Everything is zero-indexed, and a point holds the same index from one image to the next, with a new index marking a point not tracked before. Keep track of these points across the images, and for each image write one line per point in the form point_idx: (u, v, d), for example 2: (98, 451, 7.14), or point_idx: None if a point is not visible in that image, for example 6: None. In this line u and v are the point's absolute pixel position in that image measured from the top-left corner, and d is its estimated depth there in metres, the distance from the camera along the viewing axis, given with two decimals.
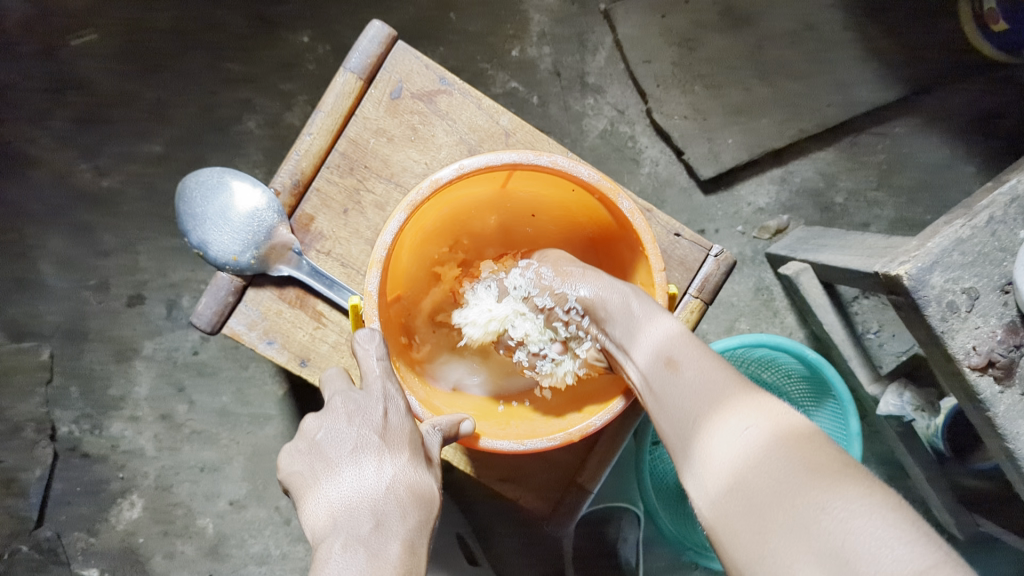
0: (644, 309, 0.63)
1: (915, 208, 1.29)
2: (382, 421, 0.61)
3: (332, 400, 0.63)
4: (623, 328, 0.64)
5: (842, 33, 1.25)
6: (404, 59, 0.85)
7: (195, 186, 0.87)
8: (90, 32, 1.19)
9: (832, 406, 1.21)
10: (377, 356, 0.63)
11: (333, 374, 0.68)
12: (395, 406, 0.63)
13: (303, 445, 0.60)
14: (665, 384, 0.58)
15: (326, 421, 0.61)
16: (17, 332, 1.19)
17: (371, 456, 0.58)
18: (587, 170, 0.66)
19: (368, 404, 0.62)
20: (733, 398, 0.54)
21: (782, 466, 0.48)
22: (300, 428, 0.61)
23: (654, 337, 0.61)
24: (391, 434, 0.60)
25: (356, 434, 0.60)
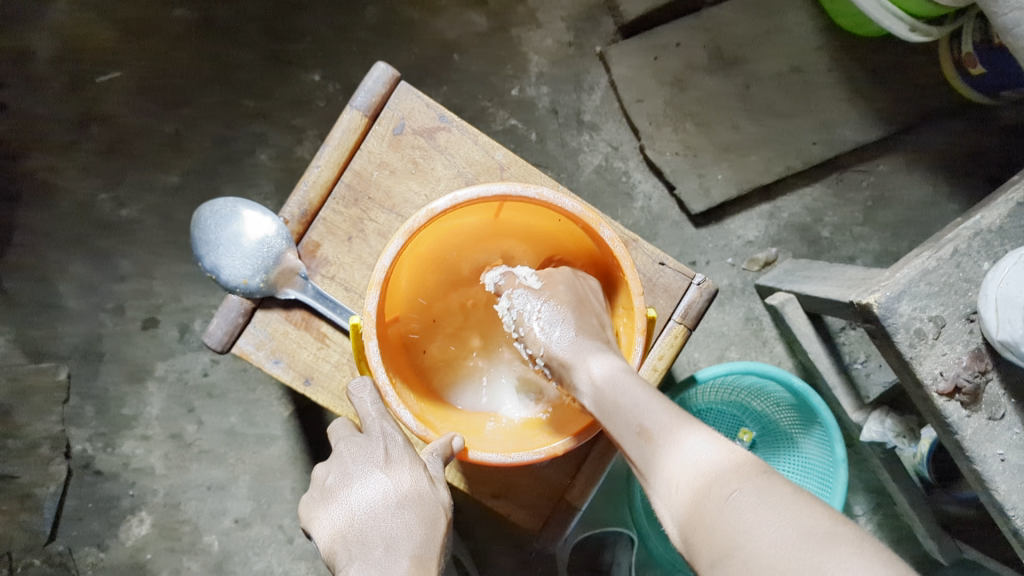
0: (610, 369, 0.68)
1: (898, 242, 1.34)
2: (385, 456, 0.66)
3: (337, 446, 0.68)
4: (592, 387, 0.68)
5: (827, 75, 1.30)
6: (406, 98, 0.91)
7: (209, 214, 0.93)
8: (114, 70, 1.26)
9: (820, 433, 1.25)
10: None
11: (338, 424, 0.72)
12: (394, 440, 0.68)
13: (318, 489, 0.66)
14: (647, 456, 0.60)
15: (335, 466, 0.67)
16: (36, 353, 1.25)
17: (378, 488, 0.64)
18: (572, 202, 0.71)
19: (369, 443, 0.67)
20: (700, 451, 0.58)
21: (771, 528, 0.50)
22: (311, 475, 0.67)
23: (620, 393, 0.65)
24: (393, 463, 0.66)
25: (363, 471, 0.65)
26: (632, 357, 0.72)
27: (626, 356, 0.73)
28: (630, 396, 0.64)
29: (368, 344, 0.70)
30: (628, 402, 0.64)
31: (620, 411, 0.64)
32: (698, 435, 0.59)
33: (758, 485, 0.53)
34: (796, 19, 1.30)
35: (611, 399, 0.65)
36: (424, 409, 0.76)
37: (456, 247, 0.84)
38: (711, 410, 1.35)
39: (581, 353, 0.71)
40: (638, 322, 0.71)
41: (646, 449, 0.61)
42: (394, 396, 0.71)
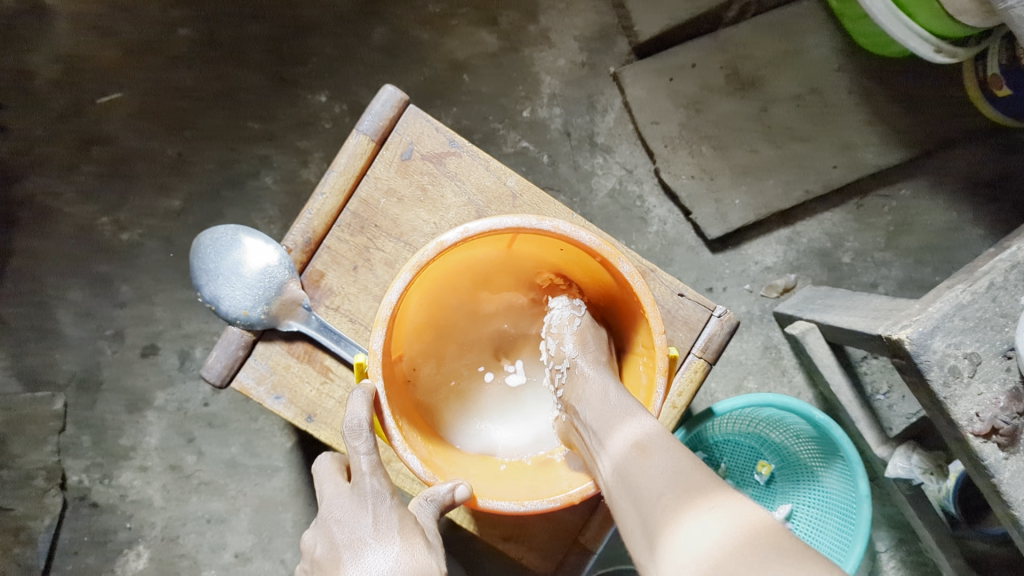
0: (627, 411, 0.64)
1: (922, 269, 1.29)
2: (373, 524, 0.61)
3: (324, 509, 0.64)
4: (612, 441, 0.63)
5: (847, 97, 1.26)
6: (414, 122, 0.88)
7: (209, 242, 0.89)
8: (115, 90, 1.23)
9: (842, 467, 1.20)
10: (365, 453, 0.63)
11: (325, 464, 0.68)
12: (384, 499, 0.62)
13: (310, 555, 0.63)
14: (631, 465, 0.59)
15: (324, 531, 0.63)
16: (33, 381, 1.21)
17: (365, 564, 0.59)
18: (588, 235, 0.67)
19: (357, 508, 0.62)
20: (711, 507, 0.51)
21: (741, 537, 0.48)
22: (301, 547, 0.64)
23: (639, 447, 0.60)
24: (381, 530, 0.61)
25: (350, 540, 0.61)
26: (654, 399, 0.67)
27: (647, 397, 0.69)
28: (649, 453, 0.59)
29: (375, 385, 0.66)
30: (647, 459, 0.59)
31: (635, 468, 0.59)
32: (713, 491, 0.53)
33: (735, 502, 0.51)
34: (817, 38, 1.26)
35: (628, 455, 0.60)
36: (432, 452, 0.72)
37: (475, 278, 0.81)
38: (728, 441, 1.31)
39: (608, 400, 0.67)
40: (660, 361, 0.67)
41: (657, 507, 0.55)
42: (402, 440, 0.67)
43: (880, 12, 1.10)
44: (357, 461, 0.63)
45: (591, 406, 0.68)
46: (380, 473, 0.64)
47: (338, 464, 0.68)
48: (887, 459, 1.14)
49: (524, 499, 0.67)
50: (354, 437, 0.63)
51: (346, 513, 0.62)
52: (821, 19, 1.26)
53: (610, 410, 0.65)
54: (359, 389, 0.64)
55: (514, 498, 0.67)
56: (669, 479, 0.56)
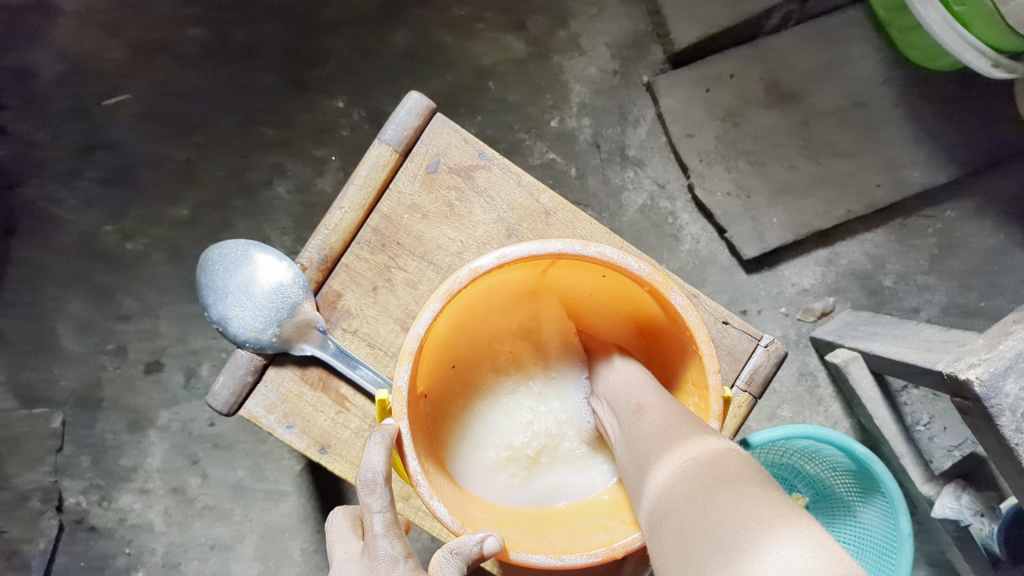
0: (637, 384, 0.64)
1: (968, 294, 1.22)
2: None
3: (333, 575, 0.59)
4: (636, 431, 0.59)
5: (893, 111, 1.19)
6: (442, 132, 0.81)
7: (218, 258, 0.82)
8: (124, 93, 1.17)
9: (882, 503, 1.12)
10: (377, 512, 0.58)
11: (339, 519, 0.63)
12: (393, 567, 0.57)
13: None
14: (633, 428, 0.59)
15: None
16: (30, 397, 1.15)
17: None
18: (637, 262, 0.61)
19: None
20: (770, 520, 0.40)
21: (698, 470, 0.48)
22: None
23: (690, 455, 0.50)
24: None
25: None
26: None
27: None
28: (705, 459, 0.48)
29: (399, 426, 0.60)
30: (704, 463, 0.48)
31: (685, 474, 0.48)
32: (791, 511, 0.41)
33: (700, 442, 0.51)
34: (862, 49, 1.19)
35: (679, 462, 0.50)
36: (460, 496, 0.65)
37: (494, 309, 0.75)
38: None
39: (651, 410, 0.59)
40: (715, 404, 0.61)
41: (684, 511, 0.46)
42: (428, 486, 0.60)
43: (934, 21, 1.04)
44: (371, 521, 0.58)
45: (619, 399, 0.64)
46: (393, 531, 0.58)
47: (352, 518, 0.64)
48: (932, 499, 1.05)
49: (560, 552, 0.60)
50: (368, 495, 0.58)
51: None
52: (867, 29, 1.19)
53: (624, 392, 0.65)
54: (378, 432, 0.58)
55: (551, 551, 0.60)
56: (728, 488, 0.44)
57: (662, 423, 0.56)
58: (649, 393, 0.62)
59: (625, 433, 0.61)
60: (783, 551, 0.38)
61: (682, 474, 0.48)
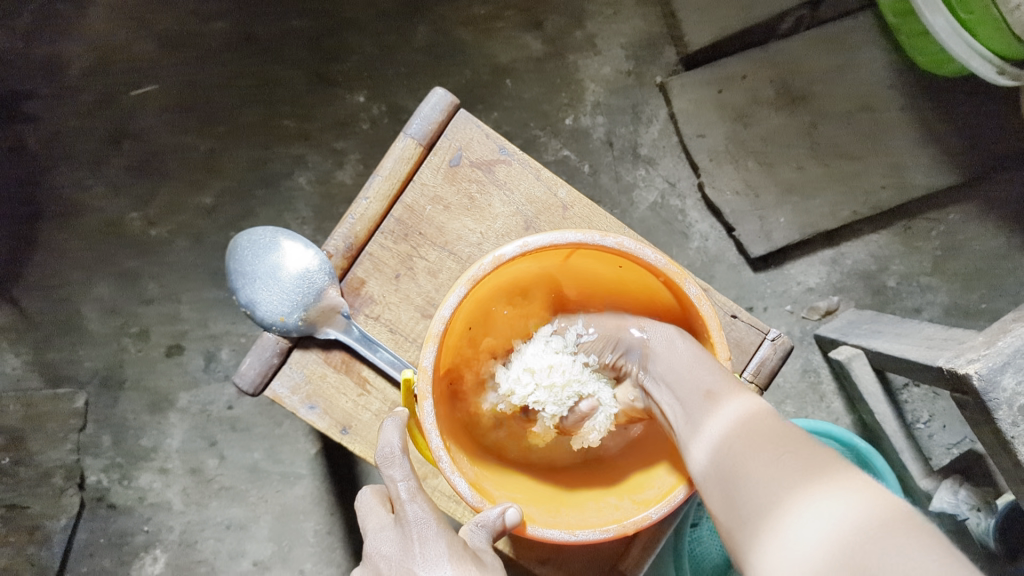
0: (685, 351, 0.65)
1: (969, 296, 1.25)
2: (420, 552, 0.60)
3: (370, 546, 0.63)
4: (702, 406, 0.62)
5: (899, 116, 1.22)
6: (464, 127, 0.85)
7: (246, 244, 0.85)
8: (151, 83, 1.20)
9: None
10: (401, 480, 0.62)
11: (366, 494, 0.67)
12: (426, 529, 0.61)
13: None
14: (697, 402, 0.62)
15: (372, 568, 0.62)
16: (55, 377, 1.19)
17: None
18: (654, 253, 0.64)
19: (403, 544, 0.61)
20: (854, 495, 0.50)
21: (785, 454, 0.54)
22: None
23: (752, 426, 0.57)
24: (428, 564, 0.59)
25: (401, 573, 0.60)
26: None
27: None
28: (766, 432, 0.56)
29: (422, 405, 0.63)
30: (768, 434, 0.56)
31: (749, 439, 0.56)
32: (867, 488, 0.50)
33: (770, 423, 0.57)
34: (871, 54, 1.22)
35: (762, 440, 0.56)
36: (478, 473, 0.68)
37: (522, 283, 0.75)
38: None
39: (714, 389, 0.61)
40: None
41: (775, 483, 0.53)
42: (449, 463, 0.63)
43: (941, 28, 1.07)
44: (396, 490, 0.62)
45: (673, 370, 0.66)
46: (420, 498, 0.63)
47: (379, 494, 0.67)
48: (932, 493, 1.08)
49: (574, 528, 0.63)
50: (390, 463, 0.62)
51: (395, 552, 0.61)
52: (876, 35, 1.22)
53: (675, 361, 0.66)
54: (392, 416, 0.64)
55: (565, 526, 0.63)
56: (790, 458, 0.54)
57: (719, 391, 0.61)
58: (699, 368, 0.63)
59: (687, 406, 0.63)
60: (864, 513, 0.48)
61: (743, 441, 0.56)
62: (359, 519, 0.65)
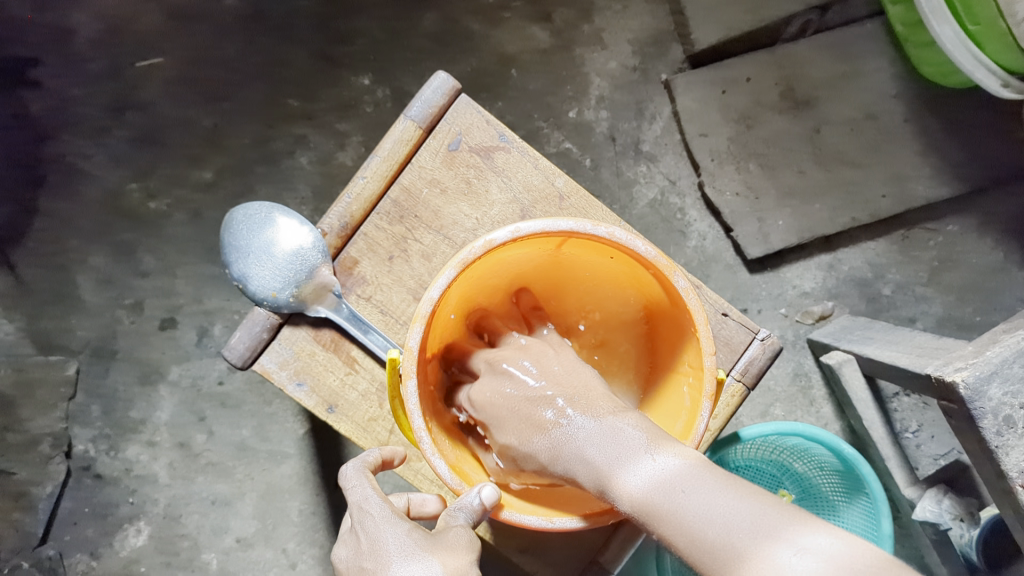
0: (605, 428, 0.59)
1: (964, 308, 1.25)
2: (369, 550, 0.60)
3: (340, 545, 0.63)
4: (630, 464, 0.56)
5: (903, 124, 1.22)
6: (465, 112, 0.85)
7: (241, 218, 0.85)
8: (157, 56, 1.20)
9: (866, 503, 1.14)
10: (361, 488, 0.64)
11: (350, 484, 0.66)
12: (385, 524, 0.61)
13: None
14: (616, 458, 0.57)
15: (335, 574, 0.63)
16: (47, 344, 1.19)
17: None
18: (645, 245, 0.64)
19: (363, 540, 0.61)
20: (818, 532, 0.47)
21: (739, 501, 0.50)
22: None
23: (682, 482, 0.52)
24: (381, 558, 0.59)
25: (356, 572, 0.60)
26: (695, 425, 0.64)
27: (688, 422, 0.65)
28: (690, 498, 0.51)
29: (407, 384, 0.63)
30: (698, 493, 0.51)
31: (677, 520, 0.51)
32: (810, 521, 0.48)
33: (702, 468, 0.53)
34: (877, 62, 1.22)
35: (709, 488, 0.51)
36: (459, 457, 0.68)
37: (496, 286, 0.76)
38: (747, 467, 1.25)
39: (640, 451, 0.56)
40: (708, 384, 0.64)
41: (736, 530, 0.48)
42: (431, 444, 0.63)
43: (948, 38, 1.07)
44: (358, 495, 0.63)
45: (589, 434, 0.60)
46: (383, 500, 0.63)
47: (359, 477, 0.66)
48: (915, 502, 1.08)
49: (552, 515, 0.63)
50: (349, 478, 0.65)
51: (357, 550, 0.61)
52: (883, 43, 1.22)
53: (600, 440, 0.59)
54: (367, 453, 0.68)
55: (542, 514, 0.63)
56: (724, 523, 0.49)
57: (631, 459, 0.56)
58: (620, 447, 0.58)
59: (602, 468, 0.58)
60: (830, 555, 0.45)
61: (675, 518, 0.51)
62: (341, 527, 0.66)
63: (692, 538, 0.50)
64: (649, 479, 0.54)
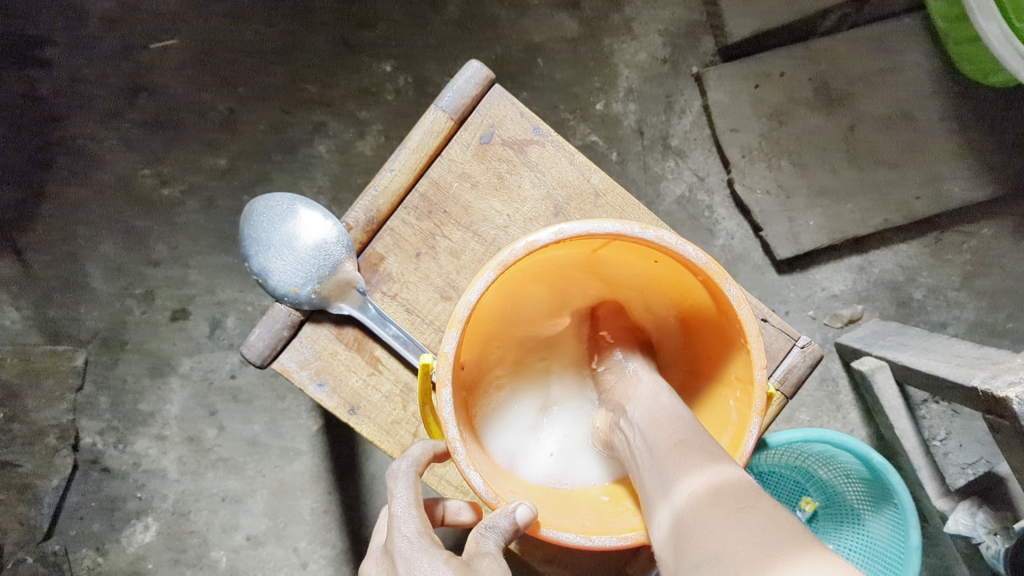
0: (666, 431, 0.59)
1: (996, 313, 1.22)
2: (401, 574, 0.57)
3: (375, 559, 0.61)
4: (674, 472, 0.54)
5: (940, 123, 1.18)
6: (498, 103, 0.81)
7: (262, 209, 0.81)
8: (172, 37, 1.17)
9: (893, 514, 1.10)
10: (399, 501, 0.60)
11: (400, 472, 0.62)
12: (418, 548, 0.58)
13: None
14: (667, 460, 0.55)
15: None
16: (55, 334, 1.16)
17: None
18: (695, 250, 0.61)
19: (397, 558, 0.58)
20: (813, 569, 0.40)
21: (756, 527, 0.45)
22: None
23: (713, 494, 0.49)
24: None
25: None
26: (743, 441, 0.61)
27: (735, 437, 0.62)
28: (722, 509, 0.48)
29: (442, 393, 0.59)
30: (735, 505, 0.47)
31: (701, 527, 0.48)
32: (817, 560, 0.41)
33: (736, 487, 0.49)
34: (916, 59, 1.18)
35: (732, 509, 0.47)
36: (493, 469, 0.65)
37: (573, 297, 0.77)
38: (771, 472, 1.20)
39: (690, 454, 0.55)
40: (758, 400, 0.61)
41: (735, 553, 0.44)
42: (465, 455, 0.60)
43: (994, 36, 1.02)
44: (394, 508, 0.60)
45: (653, 427, 0.60)
46: (420, 521, 0.60)
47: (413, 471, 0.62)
48: (948, 513, 1.05)
49: (590, 533, 0.60)
50: (393, 483, 0.61)
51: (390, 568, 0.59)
52: (922, 39, 1.18)
53: (653, 442, 0.59)
54: (418, 445, 0.64)
55: (580, 531, 0.60)
56: (740, 542, 0.44)
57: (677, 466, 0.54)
58: (680, 438, 0.57)
59: (652, 464, 0.57)
60: None
61: (702, 521, 0.48)
62: (375, 535, 0.64)
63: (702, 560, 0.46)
64: (684, 489, 0.51)
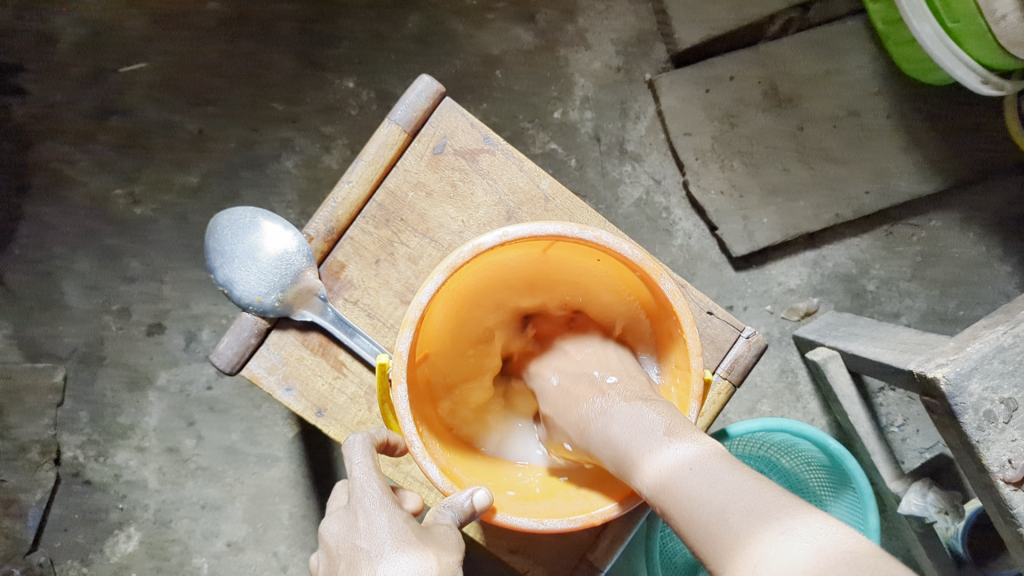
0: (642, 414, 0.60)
1: (947, 302, 1.26)
2: (365, 526, 0.59)
3: (333, 515, 0.62)
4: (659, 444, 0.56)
5: (884, 121, 1.23)
6: (450, 116, 0.85)
7: (227, 224, 0.86)
8: (140, 62, 1.20)
9: (851, 498, 1.13)
10: (360, 462, 0.63)
11: (357, 440, 0.65)
12: (383, 505, 0.60)
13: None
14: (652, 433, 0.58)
15: (323, 550, 0.60)
16: (34, 351, 1.19)
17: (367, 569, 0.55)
18: (631, 248, 0.64)
19: (361, 509, 0.60)
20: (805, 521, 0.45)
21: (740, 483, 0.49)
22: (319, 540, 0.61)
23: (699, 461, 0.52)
24: (376, 536, 0.58)
25: (348, 550, 0.58)
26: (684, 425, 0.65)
27: None
28: (697, 479, 0.51)
29: (397, 388, 0.63)
30: (721, 475, 0.51)
31: (681, 498, 0.51)
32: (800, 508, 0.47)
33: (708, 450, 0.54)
34: (857, 60, 1.23)
35: (714, 466, 0.51)
36: (449, 460, 0.69)
37: (602, 290, 0.78)
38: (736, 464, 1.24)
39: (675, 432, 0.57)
40: (695, 386, 0.65)
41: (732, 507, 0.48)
42: (421, 447, 0.63)
43: (927, 35, 1.06)
44: (354, 468, 0.62)
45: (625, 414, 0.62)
46: (382, 484, 0.62)
47: (368, 444, 0.65)
48: (901, 495, 1.07)
49: (542, 517, 0.63)
50: (352, 452, 0.64)
51: (353, 520, 0.60)
52: (864, 41, 1.23)
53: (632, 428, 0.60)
54: (369, 431, 0.67)
55: (533, 515, 0.63)
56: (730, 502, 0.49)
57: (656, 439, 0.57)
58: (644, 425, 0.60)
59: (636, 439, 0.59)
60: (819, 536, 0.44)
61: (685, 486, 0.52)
62: (329, 501, 0.65)
63: (699, 520, 0.50)
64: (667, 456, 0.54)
